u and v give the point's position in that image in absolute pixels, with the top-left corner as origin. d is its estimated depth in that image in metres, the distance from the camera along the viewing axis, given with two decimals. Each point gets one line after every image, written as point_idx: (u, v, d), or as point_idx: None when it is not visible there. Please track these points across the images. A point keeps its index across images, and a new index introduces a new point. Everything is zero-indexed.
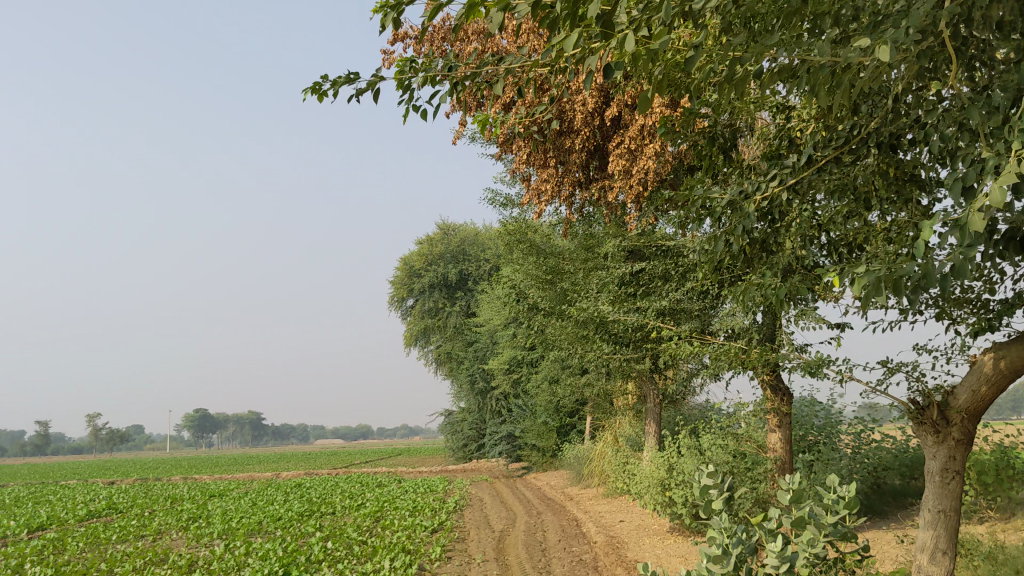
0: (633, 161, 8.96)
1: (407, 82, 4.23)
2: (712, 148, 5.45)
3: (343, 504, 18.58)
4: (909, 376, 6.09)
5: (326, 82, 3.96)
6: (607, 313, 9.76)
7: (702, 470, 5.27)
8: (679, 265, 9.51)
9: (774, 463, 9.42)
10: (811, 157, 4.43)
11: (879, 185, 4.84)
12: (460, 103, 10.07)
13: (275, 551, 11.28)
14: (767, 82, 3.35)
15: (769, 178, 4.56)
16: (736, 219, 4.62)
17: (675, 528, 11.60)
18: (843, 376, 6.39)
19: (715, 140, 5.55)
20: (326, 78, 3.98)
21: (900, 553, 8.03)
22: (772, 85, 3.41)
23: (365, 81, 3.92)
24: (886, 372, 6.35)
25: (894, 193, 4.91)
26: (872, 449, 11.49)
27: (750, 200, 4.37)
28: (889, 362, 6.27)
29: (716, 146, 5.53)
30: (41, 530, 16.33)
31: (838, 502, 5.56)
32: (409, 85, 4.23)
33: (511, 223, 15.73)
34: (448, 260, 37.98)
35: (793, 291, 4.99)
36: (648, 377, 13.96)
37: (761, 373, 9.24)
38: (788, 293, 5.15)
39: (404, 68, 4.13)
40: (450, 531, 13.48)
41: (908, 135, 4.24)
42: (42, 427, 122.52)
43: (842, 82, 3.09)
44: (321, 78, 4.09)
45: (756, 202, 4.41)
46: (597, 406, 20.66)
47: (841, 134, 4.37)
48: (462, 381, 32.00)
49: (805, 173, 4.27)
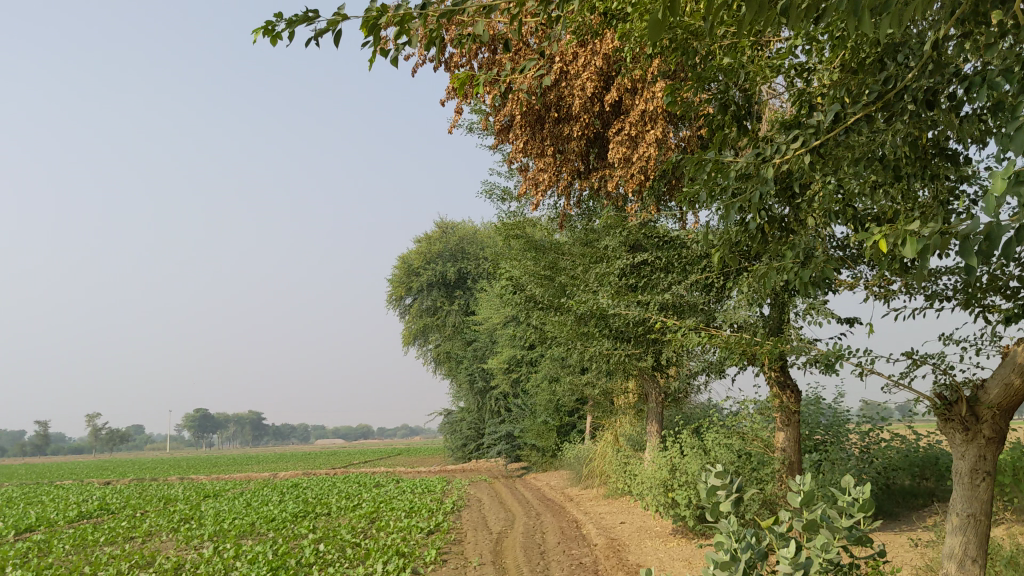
0: (634, 149, 8.57)
1: (374, 26, 3.75)
2: (725, 116, 5.00)
3: (338, 504, 18.25)
4: (936, 369, 5.74)
5: (282, 21, 3.49)
6: (608, 308, 9.37)
7: (708, 469, 4.84)
8: (682, 256, 9.15)
9: (782, 463, 9.02)
10: (838, 115, 3.99)
11: (912, 153, 4.42)
12: (455, 90, 9.72)
13: (265, 553, 10.92)
14: (796, 11, 2.90)
15: (789, 138, 4.12)
16: (752, 187, 4.23)
17: (678, 530, 11.23)
18: (864, 368, 6.03)
19: (728, 106, 5.07)
20: (281, 17, 3.51)
21: (917, 559, 7.64)
22: (798, 16, 2.96)
23: (326, 20, 3.45)
24: (910, 363, 6.01)
25: (927, 163, 4.50)
26: (881, 449, 11.11)
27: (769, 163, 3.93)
28: (914, 353, 5.93)
29: (729, 113, 5.06)
30: (29, 532, 15.98)
31: (854, 504, 5.13)
32: (378, 31, 3.76)
33: (509, 217, 15.37)
34: (447, 259, 37.64)
35: (812, 268, 4.57)
36: (650, 375, 13.60)
37: (767, 369, 8.88)
38: (808, 272, 4.73)
39: (371, 9, 3.66)
40: (446, 533, 13.13)
41: (948, 91, 3.82)
42: (42, 428, 122.43)
43: (890, 8, 2.65)
44: (276, 18, 3.61)
45: (776, 166, 3.97)
46: (596, 405, 20.34)
47: (872, 88, 3.94)
48: (461, 380, 31.66)
49: (834, 131, 3.84)
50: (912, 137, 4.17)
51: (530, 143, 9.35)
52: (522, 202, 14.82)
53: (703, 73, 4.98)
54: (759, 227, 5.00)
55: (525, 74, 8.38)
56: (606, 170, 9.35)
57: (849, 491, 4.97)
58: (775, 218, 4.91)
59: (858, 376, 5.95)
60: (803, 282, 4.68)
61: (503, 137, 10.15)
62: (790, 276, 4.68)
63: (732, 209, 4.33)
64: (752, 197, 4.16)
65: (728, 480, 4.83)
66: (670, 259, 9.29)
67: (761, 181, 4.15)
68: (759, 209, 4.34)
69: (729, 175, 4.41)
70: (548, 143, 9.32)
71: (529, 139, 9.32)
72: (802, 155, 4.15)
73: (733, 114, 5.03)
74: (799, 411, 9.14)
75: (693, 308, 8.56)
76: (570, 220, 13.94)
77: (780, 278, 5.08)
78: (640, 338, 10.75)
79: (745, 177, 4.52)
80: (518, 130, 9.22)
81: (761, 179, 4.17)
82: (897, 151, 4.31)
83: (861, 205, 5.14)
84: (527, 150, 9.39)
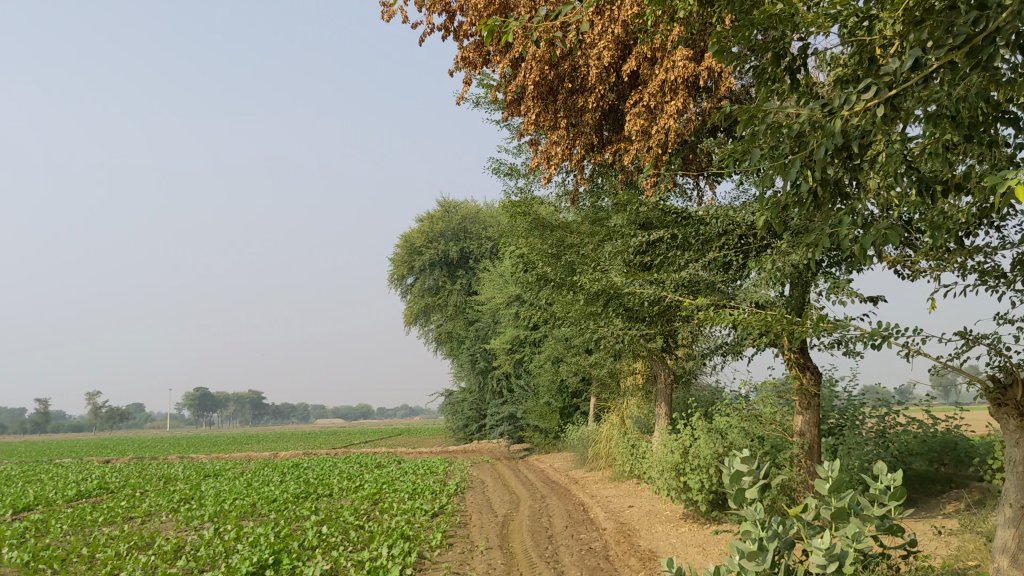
0: (652, 121, 8.26)
1: None
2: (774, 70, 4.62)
3: (340, 485, 18.02)
4: (991, 349, 5.52)
5: None
6: (622, 286, 9.02)
7: (733, 452, 4.52)
8: (699, 233, 8.88)
9: (801, 449, 8.73)
10: (917, 61, 3.59)
11: (988, 107, 4.04)
12: (463, 59, 9.40)
13: (267, 536, 10.65)
14: None
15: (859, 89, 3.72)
16: (815, 143, 3.85)
17: (688, 514, 10.99)
18: (911, 349, 5.75)
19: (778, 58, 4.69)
20: None
21: (944, 548, 7.38)
22: None
23: None
24: (963, 344, 5.77)
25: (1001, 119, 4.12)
26: (898, 433, 10.84)
27: (840, 111, 3.53)
28: (968, 333, 5.71)
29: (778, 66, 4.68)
30: (26, 511, 15.74)
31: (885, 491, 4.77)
32: None
33: (515, 194, 15.05)
34: (448, 238, 37.32)
35: (872, 234, 4.21)
36: (659, 356, 13.29)
37: (788, 351, 8.60)
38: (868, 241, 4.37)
39: None
40: (451, 516, 12.87)
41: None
42: (42, 406, 122.63)
43: None
44: None
45: (846, 117, 3.56)
46: (601, 387, 20.08)
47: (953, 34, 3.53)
48: (463, 361, 31.40)
49: (915, 78, 3.44)
50: (993, 89, 3.77)
51: (542, 114, 9.03)
52: (529, 179, 14.48)
53: (751, 23, 4.59)
54: (811, 192, 4.63)
55: (538, 40, 8.07)
56: (621, 143, 9.03)
57: (884, 480, 4.65)
58: (829, 184, 4.54)
59: (904, 357, 5.66)
60: (864, 252, 4.32)
61: (514, 109, 9.82)
62: (850, 244, 4.32)
63: (792, 166, 4.01)
64: (817, 155, 3.84)
65: (756, 467, 4.50)
66: (686, 236, 9.00)
67: (826, 137, 3.84)
68: (820, 169, 4.03)
69: (786, 129, 4.01)
70: (562, 114, 8.99)
71: (542, 111, 8.99)
72: (870, 108, 3.77)
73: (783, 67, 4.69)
74: (819, 394, 8.83)
75: (716, 285, 8.30)
76: (580, 198, 13.60)
77: (830, 246, 4.73)
78: (655, 319, 10.41)
79: (804, 134, 4.12)
80: (531, 101, 8.90)
81: (826, 135, 3.86)
82: (974, 107, 3.89)
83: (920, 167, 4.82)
84: (539, 122, 9.06)
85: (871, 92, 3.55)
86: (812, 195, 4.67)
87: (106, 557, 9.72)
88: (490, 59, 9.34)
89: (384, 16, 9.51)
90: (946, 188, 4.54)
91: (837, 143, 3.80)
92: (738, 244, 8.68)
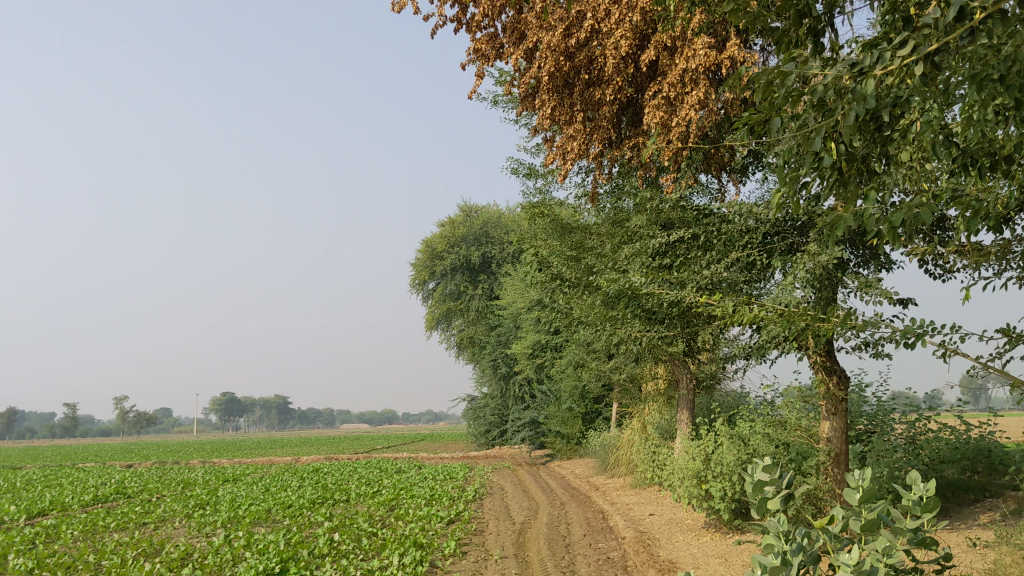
0: (671, 113, 7.94)
1: None
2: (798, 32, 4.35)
3: (357, 491, 17.75)
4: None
5: None
6: (640, 287, 8.58)
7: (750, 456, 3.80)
8: (720, 232, 8.54)
9: (828, 456, 8.34)
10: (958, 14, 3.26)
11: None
12: (476, 53, 9.14)
13: (277, 543, 10.38)
14: None
15: (895, 46, 3.39)
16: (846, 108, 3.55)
17: (710, 524, 10.62)
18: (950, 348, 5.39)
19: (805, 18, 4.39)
20: None
21: (980, 562, 6.98)
22: None
23: None
24: (1005, 343, 5.39)
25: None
26: (929, 440, 10.44)
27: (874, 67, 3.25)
28: (1011, 330, 5.34)
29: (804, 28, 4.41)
30: (41, 516, 15.61)
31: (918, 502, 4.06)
32: None
33: (534, 195, 14.76)
34: (470, 243, 37.07)
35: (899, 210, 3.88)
36: (681, 360, 12.94)
37: (815, 352, 8.21)
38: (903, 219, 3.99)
39: None
40: (468, 523, 12.60)
41: None
42: (70, 410, 123.80)
43: None
44: None
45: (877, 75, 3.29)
46: (623, 392, 19.72)
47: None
48: (484, 366, 31.13)
49: (958, 30, 3.12)
50: None
51: (558, 108, 8.76)
52: (547, 180, 14.19)
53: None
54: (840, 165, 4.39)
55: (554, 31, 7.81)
56: (640, 138, 8.71)
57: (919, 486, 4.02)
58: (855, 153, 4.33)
59: (941, 357, 5.24)
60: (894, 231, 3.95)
61: (529, 104, 9.56)
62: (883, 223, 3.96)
63: (817, 134, 3.76)
64: (847, 120, 3.54)
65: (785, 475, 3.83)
66: (706, 234, 8.64)
67: (858, 101, 3.52)
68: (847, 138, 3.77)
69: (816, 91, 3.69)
70: (578, 107, 8.71)
71: (558, 104, 8.72)
72: (906, 67, 3.43)
73: (809, 28, 4.42)
74: (847, 399, 8.44)
75: (738, 284, 7.95)
76: (598, 200, 13.30)
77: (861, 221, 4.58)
78: (677, 321, 10.01)
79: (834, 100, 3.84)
80: (546, 94, 8.63)
81: (857, 100, 3.55)
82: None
83: (962, 138, 4.50)
84: (555, 116, 8.79)
85: (908, 46, 3.21)
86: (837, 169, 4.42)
87: (111, 565, 9.49)
88: (504, 52, 9.11)
89: (395, 8, 9.26)
90: (987, 163, 4.23)
91: (869, 106, 3.50)
92: (761, 242, 8.36)
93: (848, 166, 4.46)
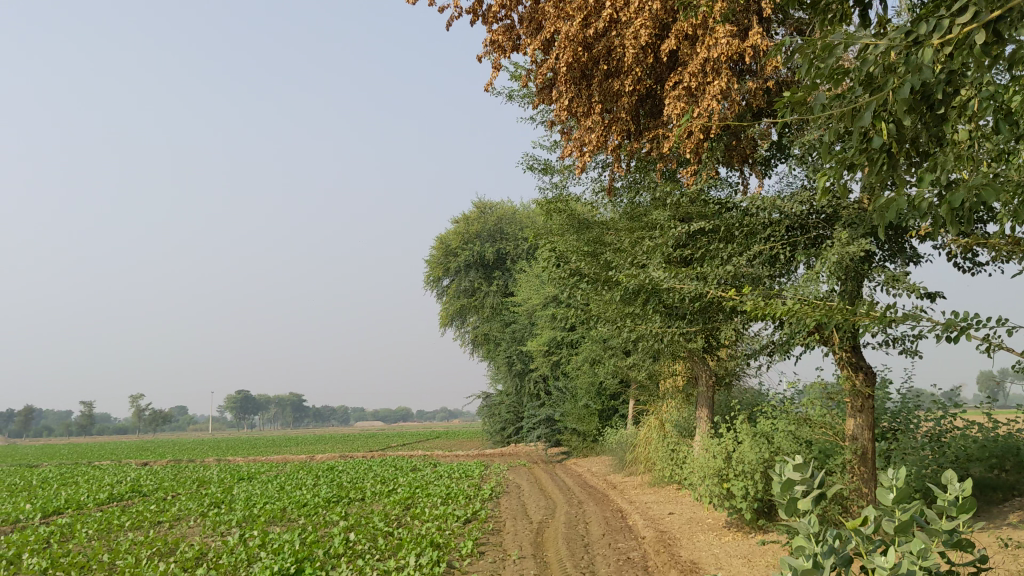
0: (692, 103, 7.74)
1: None
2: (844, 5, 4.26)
3: (372, 489, 17.63)
4: None
5: None
6: (661, 282, 8.38)
7: (782, 453, 3.63)
8: (743, 225, 8.32)
9: (855, 454, 8.13)
10: None
11: None
12: (492, 44, 8.98)
13: (292, 543, 10.26)
14: None
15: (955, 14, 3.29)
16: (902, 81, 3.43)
17: (732, 523, 10.43)
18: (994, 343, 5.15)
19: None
20: None
21: (1015, 564, 6.78)
22: None
23: None
24: None
25: None
26: (957, 438, 10.20)
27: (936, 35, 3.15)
28: None
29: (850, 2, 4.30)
30: (56, 515, 15.56)
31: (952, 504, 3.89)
32: None
33: (550, 189, 14.58)
34: (485, 239, 36.90)
35: (961, 188, 3.63)
36: (700, 356, 12.73)
37: (840, 348, 8.01)
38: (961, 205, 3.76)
39: None
40: (484, 522, 12.45)
41: None
42: (86, 408, 124.51)
43: None
44: None
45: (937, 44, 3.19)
46: (640, 389, 19.53)
47: None
48: (499, 363, 30.98)
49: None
50: None
51: (576, 100, 8.59)
52: (564, 175, 14.01)
53: None
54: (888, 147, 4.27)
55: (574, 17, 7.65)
56: (660, 130, 8.51)
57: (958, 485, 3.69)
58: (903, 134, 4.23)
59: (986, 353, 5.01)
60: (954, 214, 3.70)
61: (546, 96, 9.40)
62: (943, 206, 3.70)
63: (866, 109, 3.65)
64: (901, 94, 3.42)
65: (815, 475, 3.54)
66: (728, 227, 8.46)
67: (914, 73, 3.41)
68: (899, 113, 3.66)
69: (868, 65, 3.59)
70: (596, 99, 8.53)
71: (576, 96, 8.55)
72: (966, 39, 3.33)
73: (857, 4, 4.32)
74: (873, 396, 8.24)
75: (762, 278, 7.76)
76: (616, 194, 13.12)
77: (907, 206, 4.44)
78: (698, 316, 9.82)
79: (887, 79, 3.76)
80: (564, 85, 8.47)
81: (912, 71, 3.43)
82: None
83: (1014, 118, 4.38)
84: (573, 108, 8.62)
85: (970, 12, 3.11)
86: (882, 150, 4.32)
87: (125, 565, 9.38)
88: (520, 44, 8.98)
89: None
90: None
91: (925, 78, 3.39)
92: (785, 236, 8.17)
93: (894, 147, 4.34)
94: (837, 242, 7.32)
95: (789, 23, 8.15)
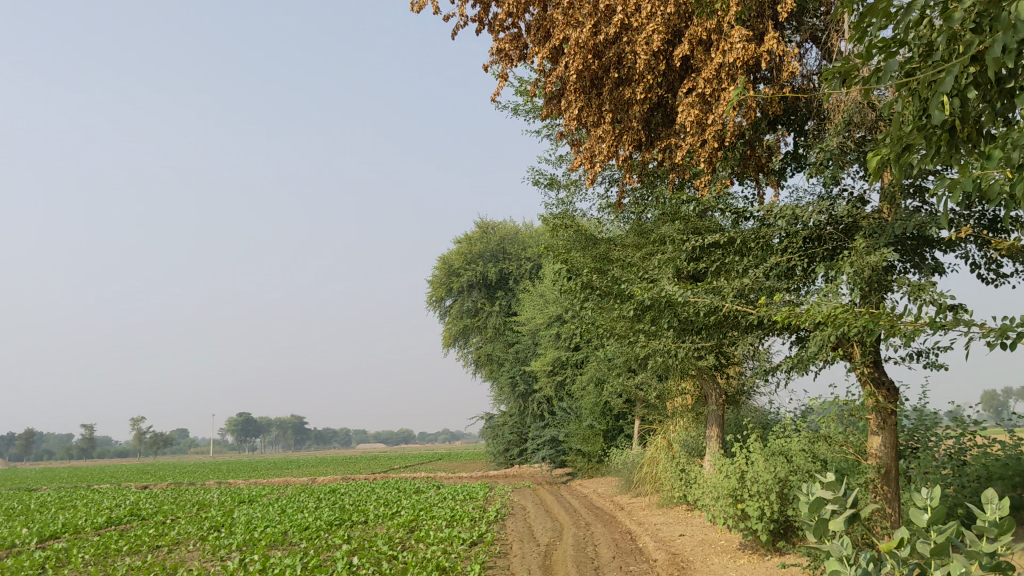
0: (707, 110, 7.51)
1: None
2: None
3: (375, 512, 17.26)
4: None
5: None
6: (674, 295, 8.09)
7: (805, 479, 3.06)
8: (759, 236, 8.07)
9: (878, 473, 7.82)
10: None
11: None
12: (500, 51, 8.81)
13: (294, 567, 9.97)
14: None
15: None
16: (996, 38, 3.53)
17: (746, 545, 10.12)
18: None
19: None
20: None
21: None
22: None
23: None
24: None
25: None
26: (979, 455, 9.95)
27: None
28: None
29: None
30: (52, 539, 15.23)
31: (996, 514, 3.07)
32: None
33: (557, 205, 14.40)
34: (487, 260, 36.63)
35: None
36: (710, 374, 12.48)
37: (862, 363, 7.72)
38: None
39: None
40: (491, 545, 12.14)
41: None
42: (87, 431, 123.92)
43: None
44: None
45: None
46: (646, 409, 19.24)
47: None
48: (503, 384, 30.66)
49: None
50: None
51: (586, 110, 8.36)
52: (571, 191, 13.80)
53: None
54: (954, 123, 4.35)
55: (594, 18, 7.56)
56: (673, 139, 8.29)
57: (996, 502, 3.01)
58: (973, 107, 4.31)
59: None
60: None
61: (554, 106, 9.21)
62: None
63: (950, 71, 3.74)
64: (995, 48, 3.51)
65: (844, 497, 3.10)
66: (744, 239, 8.18)
67: (1006, 29, 3.50)
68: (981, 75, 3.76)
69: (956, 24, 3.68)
70: (606, 108, 8.30)
71: (586, 105, 8.32)
72: None
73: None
74: (896, 413, 7.96)
75: (780, 290, 7.49)
76: (625, 210, 12.97)
77: (971, 184, 4.49)
78: (712, 331, 9.54)
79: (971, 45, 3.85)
80: (573, 94, 8.25)
81: (1004, 28, 3.52)
82: None
83: None
84: (582, 118, 8.40)
85: None
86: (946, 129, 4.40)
87: None
88: (527, 53, 8.80)
89: (414, 6, 8.96)
90: None
91: (1017, 33, 3.49)
92: (802, 247, 7.91)
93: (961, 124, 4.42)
94: (857, 251, 7.06)
95: (804, 31, 8.00)
